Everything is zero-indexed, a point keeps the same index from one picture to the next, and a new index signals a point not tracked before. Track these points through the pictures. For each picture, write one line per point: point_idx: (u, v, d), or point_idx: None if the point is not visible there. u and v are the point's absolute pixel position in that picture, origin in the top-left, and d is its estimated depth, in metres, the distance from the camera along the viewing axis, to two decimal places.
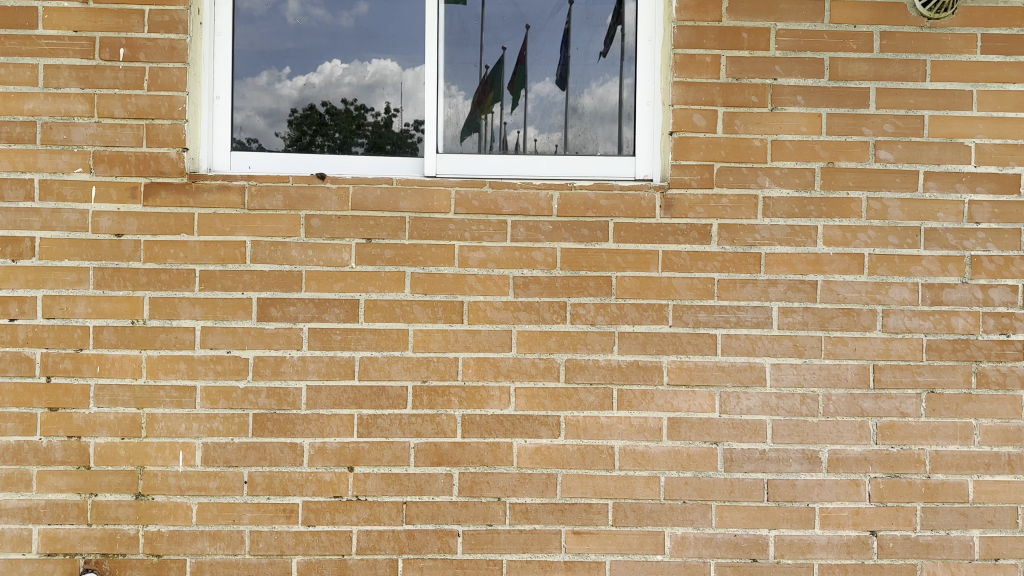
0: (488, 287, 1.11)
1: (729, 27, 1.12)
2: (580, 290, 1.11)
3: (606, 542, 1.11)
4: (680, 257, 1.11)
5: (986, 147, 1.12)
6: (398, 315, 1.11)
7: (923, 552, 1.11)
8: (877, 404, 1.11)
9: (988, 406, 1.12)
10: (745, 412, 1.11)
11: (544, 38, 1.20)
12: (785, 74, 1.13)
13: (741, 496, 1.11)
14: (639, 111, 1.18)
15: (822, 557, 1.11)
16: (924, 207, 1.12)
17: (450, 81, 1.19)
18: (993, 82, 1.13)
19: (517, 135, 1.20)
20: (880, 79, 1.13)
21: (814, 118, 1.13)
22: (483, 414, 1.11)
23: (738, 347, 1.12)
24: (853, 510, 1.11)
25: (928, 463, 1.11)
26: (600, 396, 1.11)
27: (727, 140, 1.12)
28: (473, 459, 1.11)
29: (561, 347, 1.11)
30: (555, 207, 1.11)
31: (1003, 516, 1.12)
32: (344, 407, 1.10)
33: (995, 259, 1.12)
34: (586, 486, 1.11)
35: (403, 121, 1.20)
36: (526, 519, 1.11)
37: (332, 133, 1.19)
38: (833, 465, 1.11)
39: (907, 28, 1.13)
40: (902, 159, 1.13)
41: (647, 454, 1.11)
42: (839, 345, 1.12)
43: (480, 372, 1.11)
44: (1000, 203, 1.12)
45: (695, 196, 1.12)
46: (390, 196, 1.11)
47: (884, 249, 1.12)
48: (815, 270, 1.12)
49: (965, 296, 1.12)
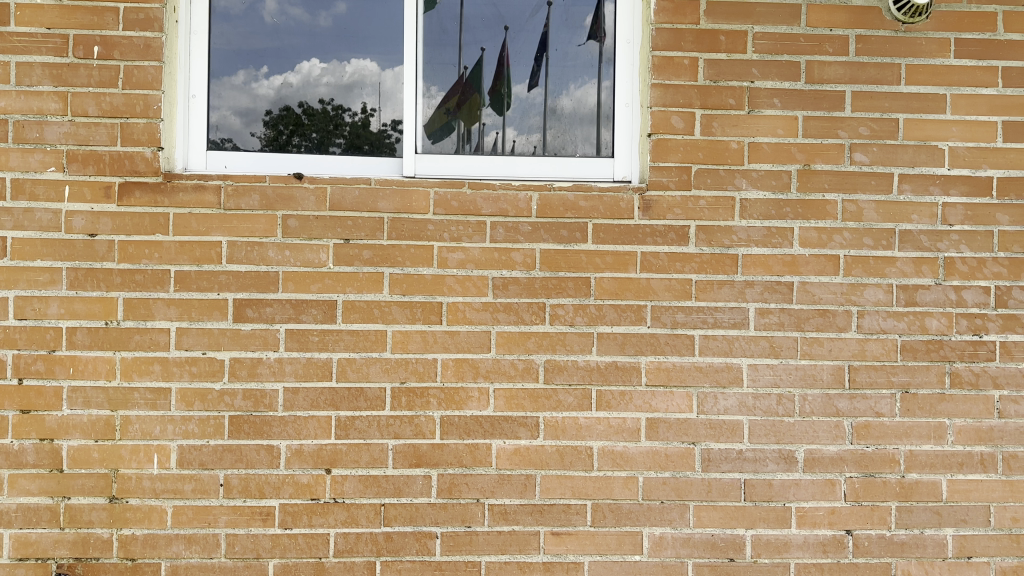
0: (467, 288, 1.11)
1: (707, 30, 1.13)
2: (559, 291, 1.11)
3: (584, 543, 1.11)
4: (658, 258, 1.12)
5: (959, 150, 1.14)
6: (376, 316, 1.10)
7: (898, 550, 1.12)
8: (852, 404, 1.12)
9: (961, 406, 1.13)
10: (722, 413, 1.12)
11: (523, 40, 1.19)
12: (762, 77, 1.13)
13: (718, 496, 1.12)
14: (617, 113, 1.19)
15: (798, 556, 1.12)
16: (899, 208, 1.13)
17: (430, 82, 1.19)
18: (966, 86, 1.14)
19: (495, 136, 1.20)
20: (855, 82, 1.14)
21: (790, 120, 1.13)
22: (461, 415, 1.10)
23: (715, 348, 1.12)
24: (829, 509, 1.12)
25: (903, 462, 1.12)
26: (579, 397, 1.11)
27: (705, 142, 1.13)
28: (451, 460, 1.10)
29: (540, 348, 1.11)
30: (534, 208, 1.11)
31: (976, 515, 1.13)
32: (322, 408, 1.10)
33: (968, 261, 1.14)
34: (565, 487, 1.11)
35: (381, 121, 1.19)
36: (505, 520, 1.11)
37: (309, 133, 1.19)
38: (809, 464, 1.12)
39: (883, 32, 1.14)
40: (877, 162, 1.14)
41: (625, 455, 1.11)
42: (815, 346, 1.13)
43: (459, 372, 1.10)
44: (973, 205, 1.14)
45: (673, 198, 1.12)
46: (368, 196, 1.10)
47: (859, 250, 1.13)
48: (791, 271, 1.13)
49: (939, 297, 1.13)
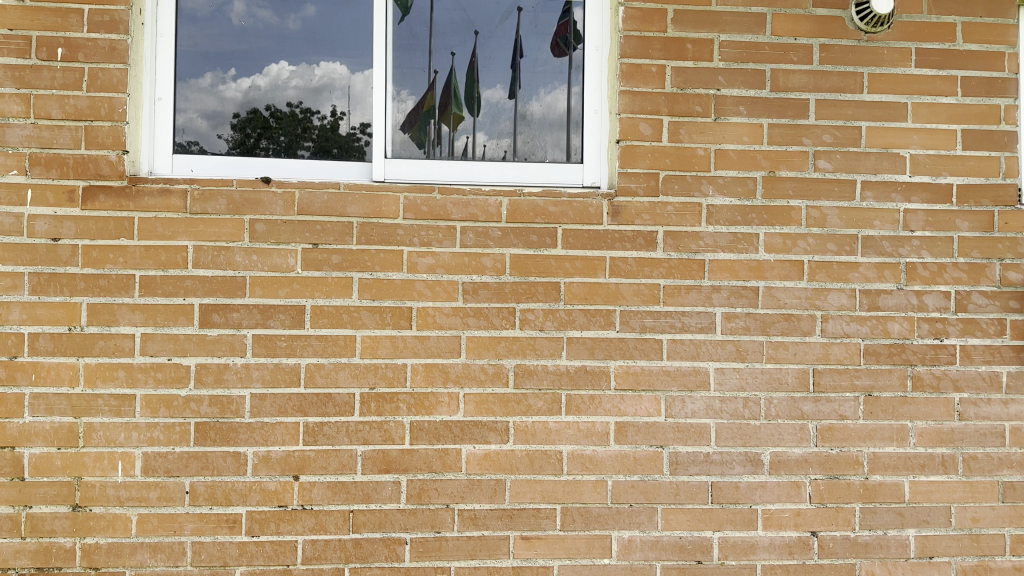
0: (437, 293, 1.11)
1: (674, 38, 1.14)
2: (529, 296, 1.12)
3: (553, 547, 1.11)
4: (627, 263, 1.13)
5: (920, 157, 1.16)
6: (345, 321, 1.10)
7: (861, 551, 1.14)
8: (816, 406, 1.14)
9: (922, 408, 1.15)
10: (690, 416, 1.13)
11: (493, 45, 1.20)
12: (728, 84, 1.15)
13: (686, 498, 1.13)
14: (585, 119, 1.20)
15: (764, 557, 1.13)
16: (861, 215, 1.15)
17: (401, 86, 1.19)
18: (926, 94, 1.17)
19: (466, 141, 1.20)
20: (819, 91, 1.16)
21: (756, 127, 1.15)
22: (430, 420, 1.10)
23: (683, 352, 1.13)
24: (794, 510, 1.13)
25: (866, 464, 1.14)
26: (549, 401, 1.12)
27: (672, 148, 1.14)
28: (421, 466, 1.10)
29: (510, 353, 1.11)
30: (504, 213, 1.12)
31: (937, 515, 1.15)
32: (289, 415, 1.09)
33: (929, 266, 1.16)
34: (534, 491, 1.11)
35: (351, 124, 1.19)
36: (475, 525, 1.11)
37: (278, 136, 1.18)
38: (775, 466, 1.13)
39: (846, 41, 1.16)
40: (840, 169, 1.16)
41: (594, 458, 1.12)
42: (780, 349, 1.14)
43: (429, 378, 1.10)
44: (934, 211, 1.16)
45: (641, 204, 1.13)
46: (336, 201, 1.10)
47: (822, 256, 1.15)
48: (757, 276, 1.14)
49: (901, 302, 1.15)
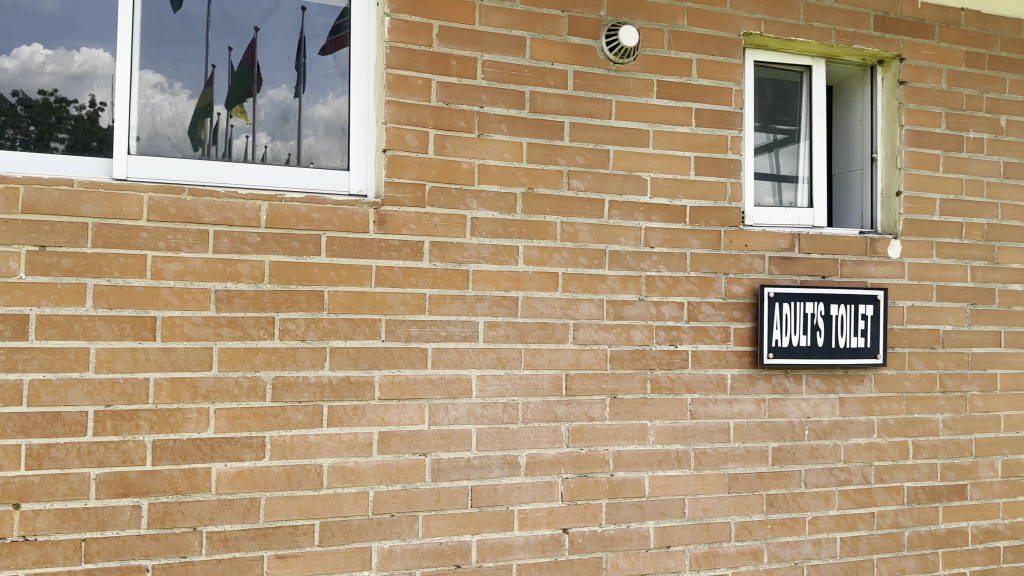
0: (185, 301, 1.04)
1: (439, 53, 1.17)
2: (289, 305, 1.08)
3: (310, 563, 1.08)
4: (392, 272, 1.13)
5: (659, 180, 1.28)
6: (76, 332, 0.99)
7: (607, 544, 1.23)
8: (568, 409, 1.22)
9: (660, 409, 1.27)
10: (452, 422, 1.16)
11: (270, 41, 1.15)
12: (491, 102, 1.19)
13: (446, 504, 1.15)
14: (353, 126, 1.18)
15: (519, 557, 1.18)
16: (609, 231, 1.25)
17: (174, 78, 1.11)
18: (665, 124, 1.29)
19: (245, 140, 1.14)
20: (573, 114, 1.24)
21: (515, 145, 1.20)
22: (176, 438, 1.03)
23: (446, 360, 1.16)
24: (547, 509, 1.20)
25: (611, 462, 1.24)
26: (309, 413, 1.09)
27: (437, 160, 1.16)
28: (164, 487, 1.03)
29: (267, 365, 1.07)
30: (263, 218, 1.08)
31: (673, 507, 1.27)
32: (8, 436, 0.97)
33: (665, 279, 1.28)
34: (291, 507, 1.08)
35: (111, 117, 1.08)
36: (225, 547, 1.05)
37: (25, 125, 1.05)
38: (530, 467, 1.19)
39: (597, 69, 1.26)
40: (591, 188, 1.24)
41: (355, 470, 1.11)
42: (536, 356, 1.20)
43: (175, 393, 1.03)
44: (670, 230, 1.28)
45: (408, 213, 1.14)
46: (69, 198, 0.99)
47: (574, 268, 1.23)
48: (515, 287, 1.19)
49: (642, 311, 1.26)
